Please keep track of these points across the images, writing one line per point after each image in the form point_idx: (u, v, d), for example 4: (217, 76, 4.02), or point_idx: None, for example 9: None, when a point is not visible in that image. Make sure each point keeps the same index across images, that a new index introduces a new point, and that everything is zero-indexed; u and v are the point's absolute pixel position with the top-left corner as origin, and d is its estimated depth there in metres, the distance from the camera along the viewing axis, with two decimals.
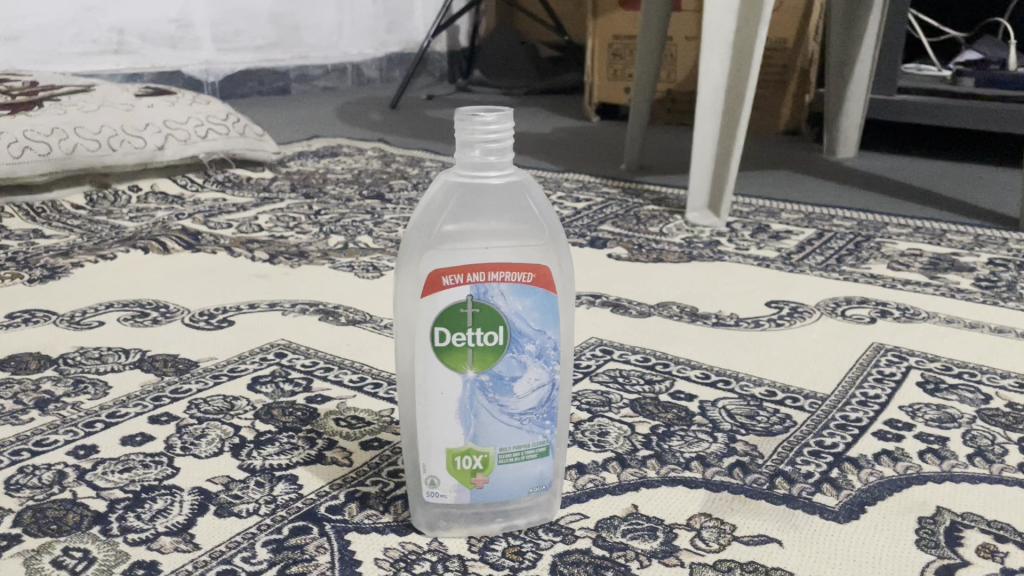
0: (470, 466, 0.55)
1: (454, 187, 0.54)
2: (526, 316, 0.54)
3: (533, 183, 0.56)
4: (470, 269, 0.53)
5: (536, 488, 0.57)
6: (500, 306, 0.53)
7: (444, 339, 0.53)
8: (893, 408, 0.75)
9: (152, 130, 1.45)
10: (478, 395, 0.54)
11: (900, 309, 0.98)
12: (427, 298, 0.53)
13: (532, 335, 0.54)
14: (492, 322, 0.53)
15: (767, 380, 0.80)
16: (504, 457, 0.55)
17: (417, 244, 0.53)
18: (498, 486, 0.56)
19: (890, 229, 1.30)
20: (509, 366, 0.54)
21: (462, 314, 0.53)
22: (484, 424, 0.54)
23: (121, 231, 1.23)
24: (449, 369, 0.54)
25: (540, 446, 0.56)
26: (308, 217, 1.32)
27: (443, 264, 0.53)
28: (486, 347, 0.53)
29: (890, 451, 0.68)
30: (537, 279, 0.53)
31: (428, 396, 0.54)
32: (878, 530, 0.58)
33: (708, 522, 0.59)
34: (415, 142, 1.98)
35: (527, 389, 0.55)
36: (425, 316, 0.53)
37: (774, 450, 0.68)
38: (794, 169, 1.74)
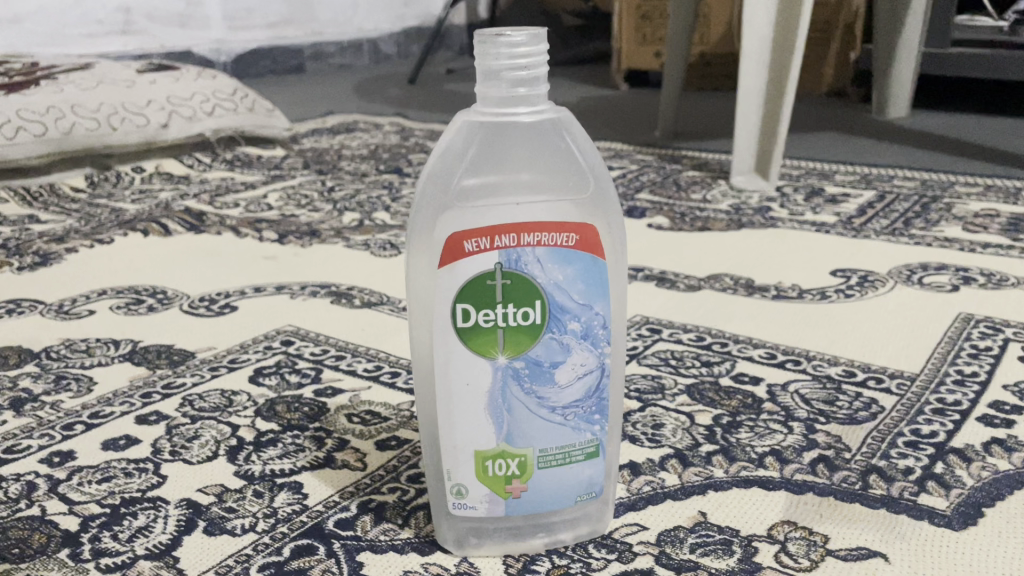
0: (504, 472, 0.45)
1: (476, 133, 0.44)
2: (567, 288, 0.44)
3: (574, 122, 0.45)
4: (498, 231, 0.43)
5: (585, 495, 0.47)
6: (536, 276, 0.43)
7: (468, 320, 0.43)
8: (996, 388, 0.64)
9: (154, 108, 1.36)
10: (511, 387, 0.44)
11: (985, 275, 0.86)
12: (446, 268, 0.43)
13: (577, 312, 0.44)
14: (527, 296, 0.43)
15: (843, 359, 0.69)
16: (545, 460, 0.46)
17: (433, 204, 0.44)
18: (539, 495, 0.46)
19: (958, 188, 1.18)
20: (547, 351, 0.44)
21: (489, 287, 0.43)
22: (519, 422, 0.45)
23: (121, 214, 1.14)
24: (475, 355, 0.44)
25: (589, 447, 0.46)
26: (321, 194, 1.23)
27: (463, 224, 0.43)
28: (519, 327, 0.44)
29: (1001, 439, 0.57)
30: (580, 242, 0.43)
31: (452, 389, 0.44)
32: (1006, 539, 0.48)
33: (794, 533, 0.48)
34: (434, 116, 1.88)
35: (570, 380, 0.45)
36: (443, 292, 0.43)
37: (862, 442, 0.58)
38: (842, 130, 1.62)
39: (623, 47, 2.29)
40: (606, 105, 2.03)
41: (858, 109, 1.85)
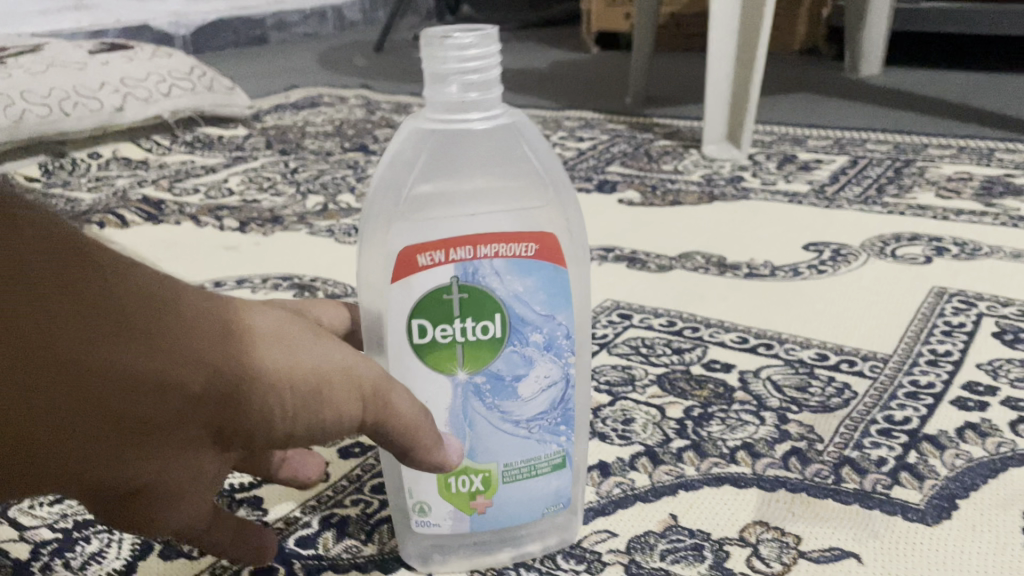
0: (467, 488, 0.44)
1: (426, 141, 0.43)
2: (528, 299, 0.42)
3: (530, 125, 0.44)
4: (452, 244, 0.41)
5: (553, 506, 0.45)
6: (494, 288, 0.41)
7: (425, 336, 0.41)
8: (970, 367, 0.63)
9: (108, 91, 1.32)
10: (472, 404, 0.42)
11: (959, 244, 0.85)
12: (399, 284, 0.41)
13: (539, 324, 0.42)
14: (485, 309, 0.41)
15: (816, 341, 0.68)
16: (510, 474, 0.44)
17: (382, 217, 0.42)
18: (504, 510, 0.45)
19: (931, 150, 1.17)
20: (509, 364, 0.42)
21: (445, 301, 0.41)
22: (482, 438, 0.43)
23: (77, 205, 1.10)
24: (433, 373, 0.42)
25: (555, 458, 0.45)
26: (284, 176, 1.20)
27: (416, 238, 0.41)
28: (479, 342, 0.42)
29: (975, 424, 0.56)
30: (541, 252, 0.41)
31: None
32: (981, 534, 0.47)
33: (766, 534, 0.47)
34: (400, 87, 1.84)
35: (534, 394, 0.43)
36: (397, 309, 0.41)
37: (835, 432, 0.56)
38: (814, 91, 1.60)
39: (592, 9, 2.25)
40: (577, 70, 1.99)
41: (830, 68, 1.83)
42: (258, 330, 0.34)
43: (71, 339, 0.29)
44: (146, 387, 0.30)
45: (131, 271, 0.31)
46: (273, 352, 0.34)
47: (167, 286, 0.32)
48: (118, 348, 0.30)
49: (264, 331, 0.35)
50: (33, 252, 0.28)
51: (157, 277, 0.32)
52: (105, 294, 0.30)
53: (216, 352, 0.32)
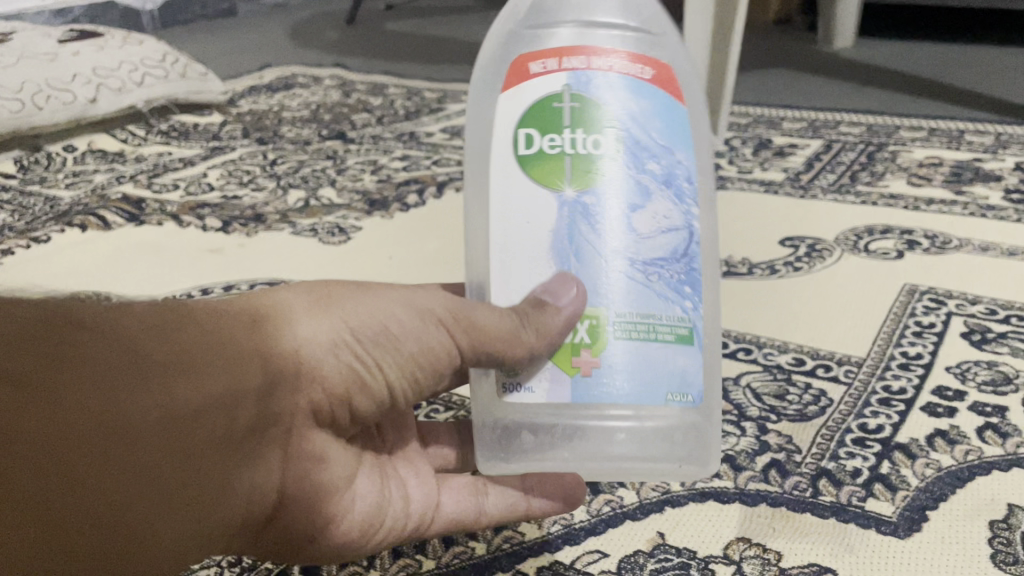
0: (572, 340, 0.45)
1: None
2: (640, 123, 0.47)
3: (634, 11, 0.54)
4: (566, 59, 0.48)
5: (676, 392, 0.45)
6: (607, 104, 0.47)
7: (535, 143, 0.47)
8: (939, 370, 0.66)
9: (80, 82, 1.30)
10: (580, 217, 0.46)
11: (929, 237, 0.88)
12: (515, 92, 0.48)
13: (655, 156, 0.47)
14: (597, 125, 0.47)
15: (792, 345, 0.71)
16: (625, 328, 0.45)
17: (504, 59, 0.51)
18: (614, 373, 0.45)
19: (902, 133, 1.19)
20: (621, 183, 0.46)
21: (556, 110, 0.47)
22: (590, 257, 0.45)
23: (56, 204, 1.09)
24: (539, 179, 0.46)
25: (678, 326, 0.46)
26: (263, 168, 1.20)
27: (533, 56, 0.49)
28: (589, 154, 0.46)
29: (944, 431, 0.59)
30: (652, 78, 0.49)
31: (513, 208, 0.46)
32: (948, 545, 0.50)
33: (749, 551, 0.50)
34: (375, 66, 1.83)
35: (650, 227, 0.46)
36: (511, 117, 0.48)
37: (812, 442, 0.59)
38: (788, 67, 1.62)
39: None
40: None
41: (802, 41, 1.85)
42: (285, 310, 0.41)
43: (153, 390, 0.34)
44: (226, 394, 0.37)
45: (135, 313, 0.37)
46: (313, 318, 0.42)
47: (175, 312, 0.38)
48: (187, 380, 0.36)
49: (293, 306, 0.42)
50: (58, 344, 0.33)
51: (159, 308, 0.38)
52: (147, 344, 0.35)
53: (259, 340, 0.39)
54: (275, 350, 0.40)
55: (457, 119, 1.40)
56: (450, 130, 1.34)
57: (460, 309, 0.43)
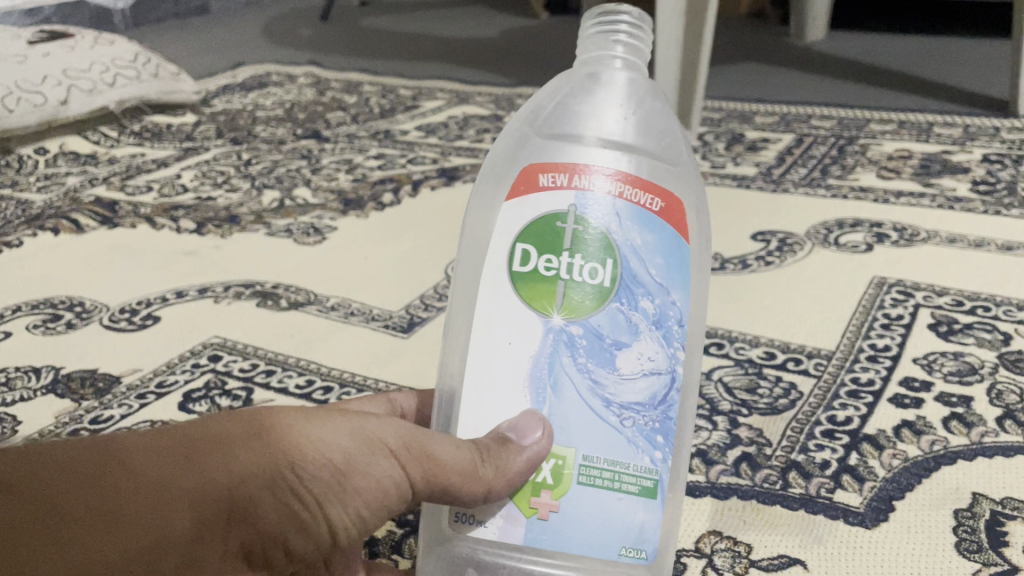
0: (533, 478, 0.39)
1: (570, 83, 0.44)
2: (645, 259, 0.40)
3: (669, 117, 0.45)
4: (580, 169, 0.41)
5: (631, 549, 0.39)
6: (612, 230, 0.40)
7: (528, 263, 0.40)
8: (906, 362, 0.67)
9: (51, 85, 1.29)
10: (562, 358, 0.39)
11: (898, 230, 0.89)
12: (515, 200, 0.41)
13: (651, 289, 0.40)
14: (600, 250, 0.40)
15: (764, 339, 0.72)
16: (589, 474, 0.39)
17: (505, 155, 0.43)
18: (572, 521, 0.39)
19: (872, 126, 1.20)
20: (611, 325, 0.39)
21: (557, 229, 0.40)
22: (566, 408, 0.39)
23: (27, 208, 1.08)
24: (526, 307, 0.40)
25: (645, 480, 0.39)
26: (238, 168, 1.19)
27: (541, 160, 0.42)
28: (584, 285, 0.40)
29: (911, 422, 0.60)
30: (665, 210, 0.41)
31: (492, 341, 0.40)
32: (913, 535, 0.51)
33: (720, 544, 0.51)
34: (350, 63, 1.83)
35: (635, 373, 0.39)
36: (507, 228, 0.41)
37: (782, 435, 0.60)
38: (761, 61, 1.63)
39: None
40: (527, 43, 2.00)
41: (775, 35, 1.86)
42: (228, 435, 0.36)
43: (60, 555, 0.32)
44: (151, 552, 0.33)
45: (54, 462, 0.33)
46: (251, 451, 0.35)
47: (103, 445, 0.34)
48: (111, 540, 0.32)
49: (237, 434, 0.36)
50: None
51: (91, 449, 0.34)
52: (70, 506, 0.32)
53: (202, 479, 0.34)
54: (209, 489, 0.34)
55: (432, 117, 1.40)
56: (425, 127, 1.34)
57: (419, 439, 0.38)
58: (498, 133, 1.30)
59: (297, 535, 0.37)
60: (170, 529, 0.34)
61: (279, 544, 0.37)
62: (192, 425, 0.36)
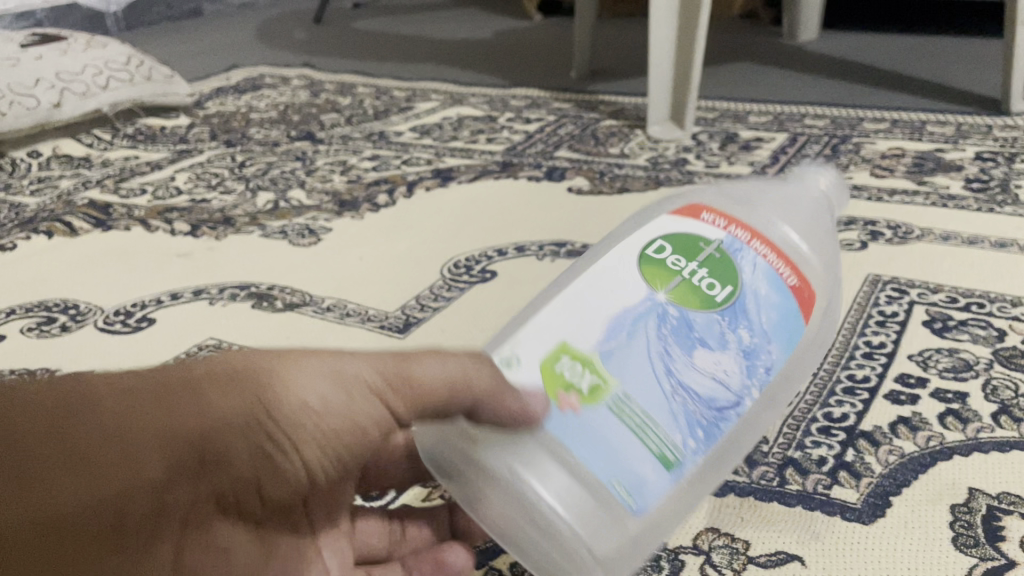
0: (572, 375, 0.41)
1: (769, 194, 0.52)
2: (761, 304, 0.44)
3: (824, 254, 0.51)
4: (740, 223, 0.46)
5: (623, 490, 0.39)
6: (743, 267, 0.44)
7: (660, 253, 0.45)
8: (902, 359, 0.67)
9: (44, 88, 1.29)
10: (653, 328, 0.42)
11: (892, 227, 0.89)
12: (678, 217, 0.47)
13: (756, 326, 0.43)
14: (725, 275, 0.44)
15: None
16: (624, 408, 0.40)
17: (692, 196, 0.50)
18: (591, 428, 0.39)
19: (865, 125, 1.21)
20: (706, 328, 0.43)
21: (700, 247, 0.45)
22: (634, 366, 0.41)
23: (21, 211, 1.08)
24: (642, 277, 0.44)
25: (666, 452, 0.40)
26: (232, 170, 1.19)
27: (712, 206, 0.47)
28: (698, 289, 0.44)
29: (907, 418, 0.60)
30: (795, 288, 0.45)
31: (598, 283, 0.43)
32: (910, 530, 0.51)
33: (718, 541, 0.51)
34: (344, 65, 1.83)
35: (705, 376, 0.42)
36: (662, 227, 0.46)
37: (778, 432, 0.60)
38: (753, 61, 1.64)
39: None
40: (520, 45, 2.00)
41: (768, 36, 1.87)
42: (198, 379, 0.36)
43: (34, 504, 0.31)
44: (128, 493, 0.33)
45: (11, 408, 0.33)
46: (227, 397, 0.36)
47: (69, 392, 0.34)
48: (87, 485, 0.32)
49: (209, 378, 0.36)
50: None
51: (54, 396, 0.34)
52: (40, 459, 0.32)
53: (177, 422, 0.34)
54: (181, 433, 0.34)
55: (426, 118, 1.40)
56: (419, 129, 1.34)
57: (397, 371, 0.39)
58: (492, 133, 1.30)
59: (270, 478, 0.38)
60: (145, 474, 0.33)
61: (252, 487, 0.38)
62: (162, 371, 0.36)
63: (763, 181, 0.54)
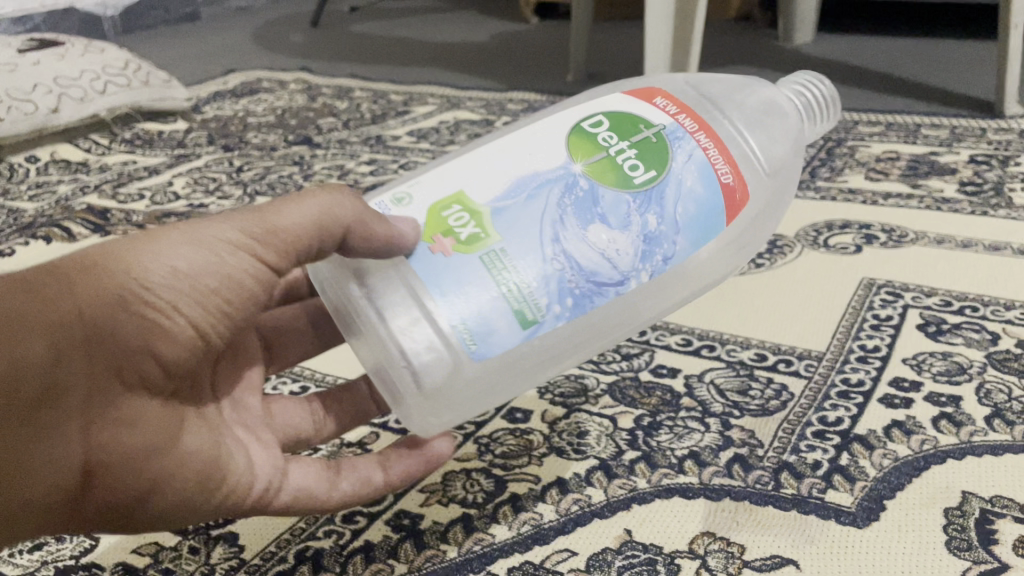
0: (454, 222, 0.47)
1: (752, 103, 0.56)
2: (680, 196, 0.48)
3: (783, 169, 0.55)
4: (690, 117, 0.51)
5: (467, 336, 0.44)
6: (676, 159, 0.49)
7: (596, 129, 0.50)
8: (896, 363, 0.68)
9: (41, 93, 1.29)
10: (560, 193, 0.47)
11: (886, 231, 0.90)
12: (633, 99, 0.52)
13: (668, 216, 0.48)
14: (651, 159, 0.49)
15: (755, 341, 0.72)
16: (492, 257, 0.46)
17: (673, 89, 0.55)
18: (451, 264, 0.46)
19: (861, 128, 1.21)
20: (613, 207, 0.47)
21: (638, 129, 0.50)
22: (525, 222, 0.46)
23: (19, 216, 1.08)
24: (569, 146, 0.49)
25: (527, 311, 0.45)
26: (229, 175, 1.19)
27: (673, 97, 0.52)
28: (618, 168, 0.48)
29: (901, 422, 0.61)
30: (727, 189, 0.49)
31: (530, 147, 0.49)
32: (904, 533, 0.51)
33: (713, 545, 0.51)
34: (342, 68, 1.83)
35: (595, 245, 0.46)
36: (615, 106, 0.51)
37: (773, 436, 0.61)
38: (749, 64, 1.64)
39: None
40: (517, 48, 2.00)
41: (763, 38, 1.88)
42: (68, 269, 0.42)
43: None
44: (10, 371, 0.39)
45: None
46: (95, 278, 0.41)
47: None
48: None
49: (78, 268, 0.42)
50: None
51: None
52: None
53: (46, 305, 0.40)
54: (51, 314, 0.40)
55: (423, 121, 1.40)
56: (416, 133, 1.34)
57: (260, 229, 0.44)
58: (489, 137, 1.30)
59: (165, 345, 0.43)
60: (24, 353, 0.39)
61: (150, 357, 0.42)
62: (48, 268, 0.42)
63: (753, 82, 0.59)
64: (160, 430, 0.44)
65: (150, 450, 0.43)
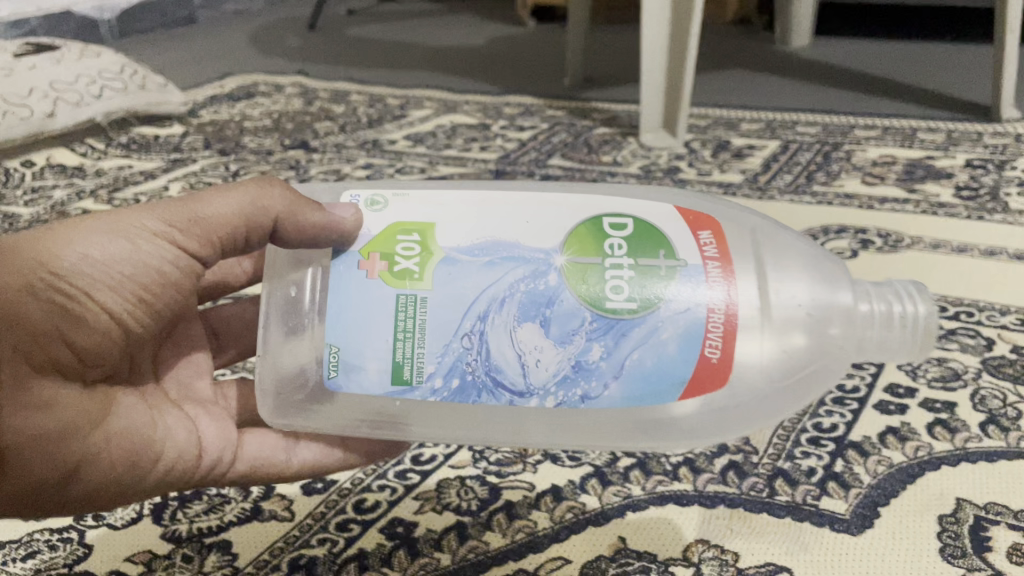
0: (402, 251, 0.46)
1: (822, 293, 0.47)
2: (642, 345, 0.44)
3: (802, 368, 0.46)
4: (719, 264, 0.45)
5: (334, 352, 0.45)
6: (662, 304, 0.44)
7: (613, 229, 0.46)
8: (891, 368, 0.68)
9: (37, 98, 1.29)
10: (519, 288, 0.45)
11: (882, 235, 0.90)
12: (675, 216, 0.47)
13: (614, 358, 0.44)
14: (639, 281, 0.45)
15: None
16: (405, 305, 0.45)
17: (732, 213, 0.49)
18: (364, 287, 0.45)
19: (857, 132, 1.22)
20: (558, 326, 0.44)
21: (652, 247, 0.45)
22: (465, 309, 0.44)
23: (14, 221, 1.08)
24: (573, 230, 0.46)
25: (405, 370, 0.44)
26: (225, 180, 1.19)
27: (716, 227, 0.47)
28: (595, 275, 0.45)
29: (896, 428, 0.61)
30: (702, 366, 0.44)
31: (541, 222, 0.47)
32: (898, 541, 0.51)
33: (708, 553, 0.51)
34: (339, 72, 1.83)
35: (514, 353, 0.44)
36: (652, 209, 0.47)
37: (768, 443, 0.61)
38: (746, 68, 1.64)
39: None
40: (514, 51, 2.00)
41: (760, 41, 1.88)
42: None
43: None
44: None
45: None
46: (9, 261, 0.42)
47: None
48: None
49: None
50: None
51: None
52: None
53: None
54: None
55: (420, 125, 1.40)
56: (413, 136, 1.34)
57: (182, 215, 0.46)
58: (485, 141, 1.30)
59: (74, 328, 0.43)
60: None
61: (60, 340, 0.43)
62: None
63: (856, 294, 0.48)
64: (80, 413, 0.44)
65: (71, 431, 0.42)
